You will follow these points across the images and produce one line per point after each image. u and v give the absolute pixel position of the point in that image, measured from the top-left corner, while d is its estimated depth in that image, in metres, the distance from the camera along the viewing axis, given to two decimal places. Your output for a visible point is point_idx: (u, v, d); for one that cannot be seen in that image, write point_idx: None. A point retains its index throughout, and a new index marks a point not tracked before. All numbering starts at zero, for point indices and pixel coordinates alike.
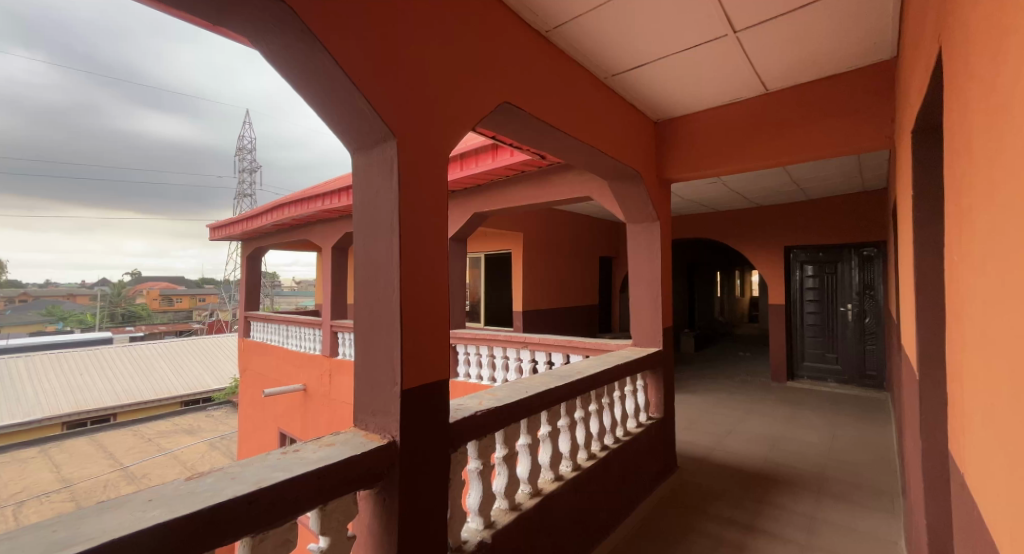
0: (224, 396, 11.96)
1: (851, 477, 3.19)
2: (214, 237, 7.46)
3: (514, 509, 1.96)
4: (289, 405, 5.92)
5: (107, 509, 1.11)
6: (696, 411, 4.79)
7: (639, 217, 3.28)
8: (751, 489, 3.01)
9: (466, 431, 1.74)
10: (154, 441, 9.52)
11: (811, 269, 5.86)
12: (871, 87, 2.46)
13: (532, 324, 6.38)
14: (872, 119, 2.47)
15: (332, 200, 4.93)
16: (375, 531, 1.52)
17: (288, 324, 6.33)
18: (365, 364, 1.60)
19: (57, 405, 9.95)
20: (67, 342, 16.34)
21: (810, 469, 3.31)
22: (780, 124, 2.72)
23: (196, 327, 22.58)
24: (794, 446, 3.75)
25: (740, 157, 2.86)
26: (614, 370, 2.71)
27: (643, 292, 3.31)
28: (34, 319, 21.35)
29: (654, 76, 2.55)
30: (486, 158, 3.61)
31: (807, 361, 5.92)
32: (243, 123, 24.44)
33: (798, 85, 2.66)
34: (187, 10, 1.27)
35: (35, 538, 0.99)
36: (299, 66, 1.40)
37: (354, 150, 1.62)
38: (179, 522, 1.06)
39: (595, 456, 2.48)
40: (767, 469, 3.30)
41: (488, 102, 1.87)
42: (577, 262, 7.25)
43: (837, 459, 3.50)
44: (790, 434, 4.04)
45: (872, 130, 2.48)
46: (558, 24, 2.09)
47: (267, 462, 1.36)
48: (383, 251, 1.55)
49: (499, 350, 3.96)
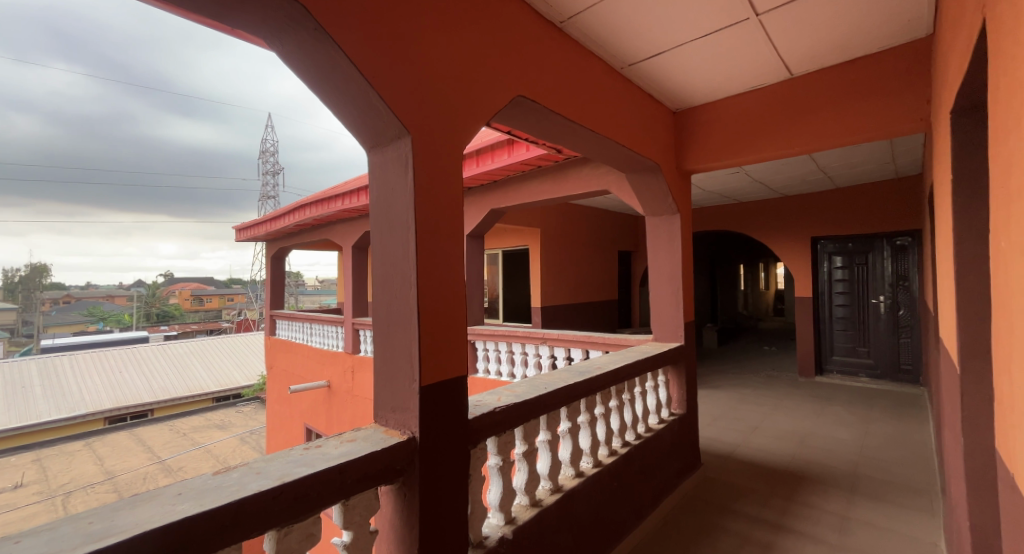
0: (253, 393, 12.26)
1: (887, 475, 3.08)
2: (240, 238, 7.64)
3: (535, 505, 1.96)
4: (314, 401, 6.04)
5: (140, 502, 1.14)
6: (721, 407, 4.71)
7: (659, 210, 3.23)
8: (778, 488, 2.94)
9: (486, 427, 1.75)
10: (189, 435, 9.84)
11: (840, 260, 5.68)
12: (903, 68, 2.37)
13: (551, 320, 6.37)
14: (906, 101, 2.38)
15: (352, 199, 5.01)
16: (398, 526, 1.54)
17: (312, 321, 6.46)
18: (385, 361, 1.62)
19: (98, 401, 10.36)
20: (109, 340, 17.10)
21: (841, 467, 3.22)
22: (807, 111, 2.63)
23: (225, 326, 23.20)
24: (824, 443, 3.65)
25: (762, 146, 2.78)
26: (635, 365, 2.67)
27: (664, 285, 3.26)
28: (77, 320, 22.29)
29: (672, 63, 2.50)
30: (502, 153, 3.60)
31: (836, 356, 5.75)
32: (267, 127, 24.94)
33: (821, 70, 2.58)
34: (202, 10, 1.29)
35: (72, 529, 1.02)
36: (312, 63, 1.41)
37: (370, 148, 1.63)
38: (207, 515, 1.09)
39: (616, 452, 2.46)
40: (796, 467, 3.23)
41: (503, 97, 1.86)
42: (595, 257, 7.19)
43: (871, 456, 3.39)
44: (821, 430, 3.94)
45: (905, 113, 2.38)
46: (573, 14, 2.06)
47: (289, 458, 1.39)
48: (399, 248, 1.55)
49: (518, 345, 3.96)
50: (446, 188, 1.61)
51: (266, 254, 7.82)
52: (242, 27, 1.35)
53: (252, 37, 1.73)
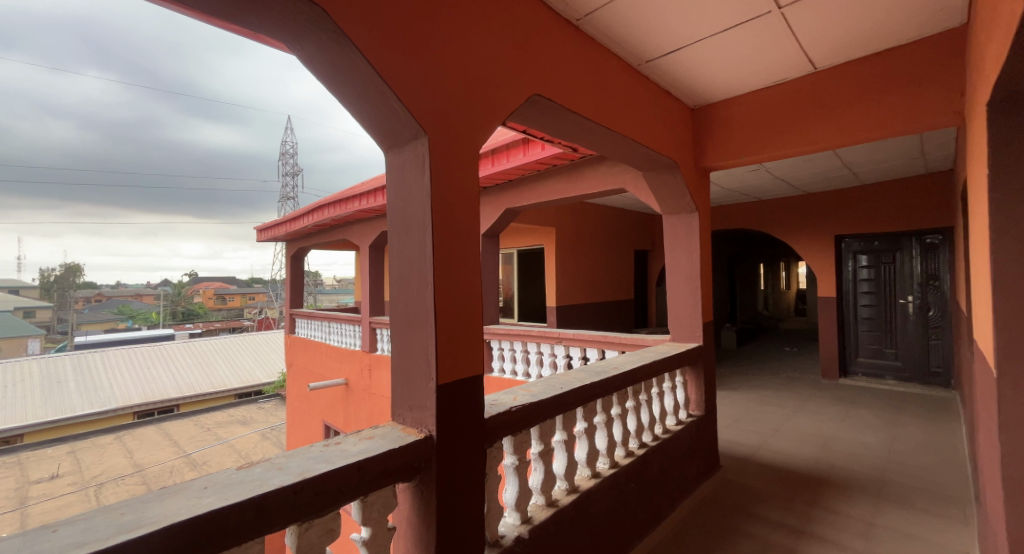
0: (274, 390, 12.49)
1: (917, 481, 3.01)
2: (261, 239, 7.80)
3: (551, 505, 1.96)
4: (332, 399, 6.13)
5: (168, 495, 1.18)
6: (740, 408, 4.65)
7: (677, 208, 3.20)
8: (799, 492, 2.89)
9: (502, 425, 1.76)
10: (212, 430, 10.07)
11: (866, 259, 5.55)
12: (934, 60, 2.30)
13: (566, 319, 6.35)
14: (938, 93, 2.31)
15: (369, 199, 5.07)
16: (415, 523, 1.56)
17: (330, 320, 6.57)
18: (402, 359, 1.64)
19: (127, 396, 10.70)
20: (137, 337, 17.65)
21: (867, 472, 3.14)
22: (834, 106, 2.57)
23: (247, 325, 23.67)
24: (848, 447, 3.57)
25: (785, 141, 2.74)
26: (651, 366, 2.65)
27: (681, 286, 3.22)
28: (107, 318, 23.04)
29: (691, 59, 2.47)
30: (518, 153, 3.61)
31: (861, 357, 5.62)
32: (286, 129, 25.31)
33: (848, 63, 2.52)
34: (225, 15, 1.32)
35: (106, 519, 1.07)
36: (332, 65, 1.44)
37: (388, 149, 1.65)
38: (231, 509, 1.12)
39: (634, 453, 2.45)
40: (819, 471, 3.17)
41: (519, 96, 1.86)
42: (611, 256, 7.15)
43: (899, 461, 3.31)
44: (845, 433, 3.85)
45: (938, 106, 2.31)
46: (590, 11, 2.06)
47: (310, 454, 1.42)
48: (416, 246, 1.57)
49: (533, 345, 3.97)
50: (462, 187, 1.63)
51: (285, 254, 7.96)
52: (265, 32, 1.39)
53: (273, 41, 1.78)
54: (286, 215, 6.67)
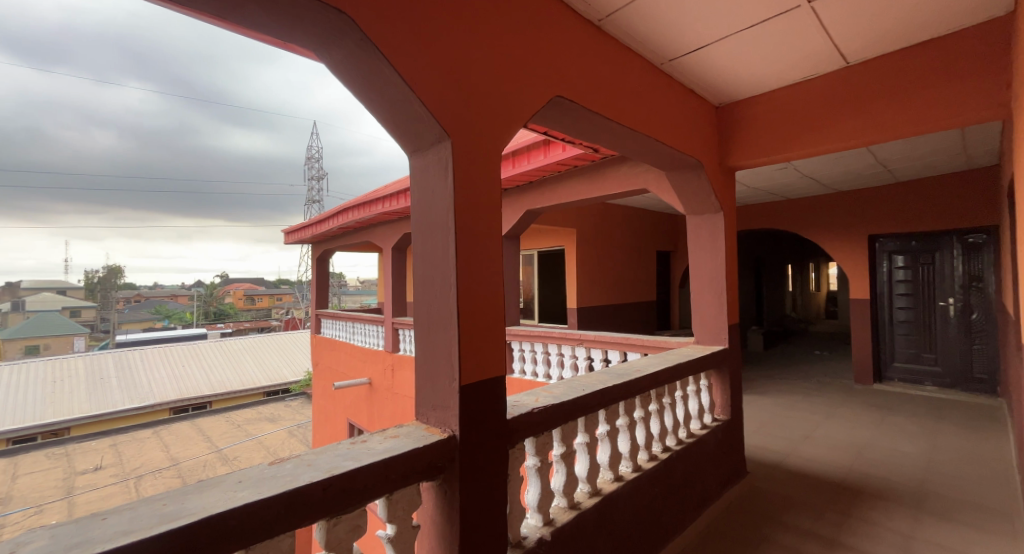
0: (300, 388, 12.77)
1: (960, 493, 2.89)
2: (288, 242, 8.00)
3: (574, 507, 1.96)
4: (356, 397, 6.24)
5: (206, 487, 1.24)
6: (767, 413, 4.55)
7: (701, 208, 3.16)
8: (831, 501, 2.81)
9: (524, 427, 1.77)
10: (242, 426, 10.35)
11: (902, 260, 5.37)
12: (978, 50, 2.22)
13: (588, 321, 6.32)
14: (982, 85, 2.22)
15: (392, 202, 5.15)
16: (438, 522, 1.58)
17: (354, 321, 6.70)
18: (425, 359, 1.66)
19: (163, 393, 11.13)
20: (172, 335, 18.35)
21: (904, 482, 3.04)
22: (870, 101, 2.50)
23: (275, 325, 24.27)
24: (884, 456, 3.45)
25: (818, 138, 2.67)
26: (675, 369, 2.62)
27: (706, 288, 3.18)
28: (145, 317, 24.01)
29: (715, 57, 2.45)
30: (538, 154, 3.62)
31: (897, 362, 5.43)
32: (312, 134, 25.83)
33: (881, 56, 2.46)
34: (259, 27, 1.38)
35: (150, 509, 1.12)
36: (358, 71, 1.48)
37: (412, 152, 1.68)
38: (265, 503, 1.16)
39: (657, 457, 2.43)
40: (852, 480, 3.08)
41: (541, 97, 1.87)
42: (633, 257, 7.09)
43: (940, 472, 3.19)
44: (881, 442, 3.73)
45: (983, 99, 2.21)
46: (612, 11, 2.05)
47: (338, 451, 1.46)
48: (440, 248, 1.60)
49: (554, 347, 3.97)
50: (485, 189, 1.64)
51: (311, 256, 8.15)
52: (294, 41, 1.44)
53: (302, 50, 1.84)
54: (312, 218, 6.84)
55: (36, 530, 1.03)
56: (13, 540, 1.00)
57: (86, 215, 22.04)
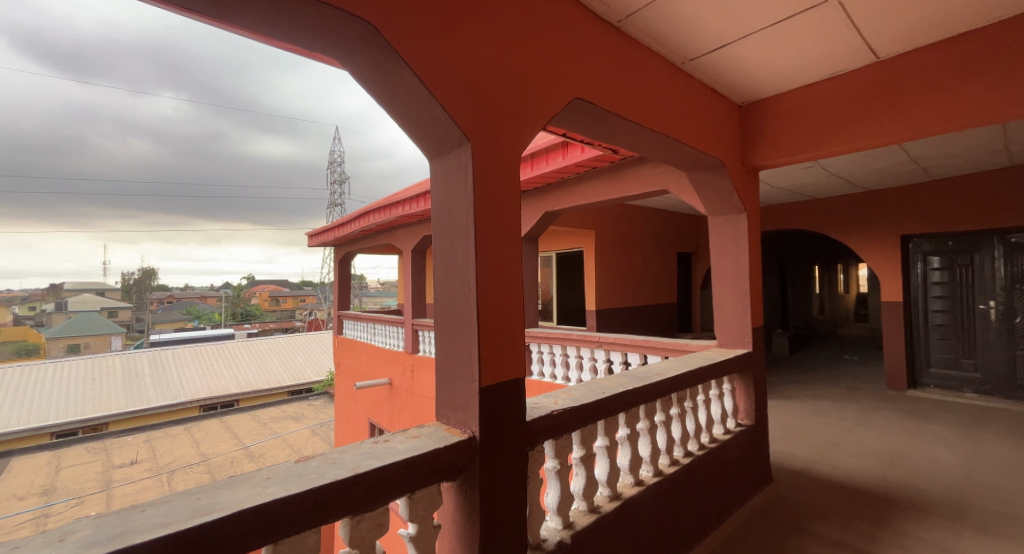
0: (323, 388, 13.00)
1: (1002, 506, 2.77)
2: (311, 244, 8.18)
3: (593, 511, 1.96)
4: (377, 398, 6.33)
5: (237, 482, 1.28)
6: (792, 419, 4.45)
7: (724, 209, 3.12)
8: (861, 511, 2.74)
9: (543, 429, 1.77)
10: (268, 424, 10.59)
11: (938, 261, 5.18)
12: (1016, 42, 2.13)
13: (607, 323, 6.28)
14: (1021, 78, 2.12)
15: (412, 205, 5.22)
16: (459, 522, 1.60)
17: (375, 322, 6.81)
18: (446, 361, 1.69)
19: (193, 390, 11.50)
20: (202, 335, 18.92)
21: (941, 493, 2.93)
22: (901, 98, 2.42)
23: (299, 325, 24.78)
24: (918, 465, 3.34)
25: (845, 137, 2.61)
26: (697, 372, 2.59)
27: (729, 291, 3.13)
28: (177, 318, 24.85)
29: (737, 55, 2.42)
30: (557, 156, 3.63)
31: (933, 368, 5.25)
32: (335, 139, 26.28)
33: (913, 50, 2.39)
34: (287, 38, 1.43)
35: (185, 503, 1.17)
36: (381, 78, 1.51)
37: (433, 156, 1.71)
38: (292, 498, 1.19)
39: (679, 462, 2.40)
40: (885, 489, 2.99)
41: (559, 100, 1.88)
42: (653, 259, 7.03)
43: (980, 483, 3.07)
44: (915, 451, 3.61)
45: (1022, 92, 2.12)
46: (632, 12, 2.05)
47: (361, 450, 1.49)
48: (460, 250, 1.62)
49: (572, 349, 3.96)
50: (504, 191, 1.66)
51: (334, 258, 8.31)
52: (319, 50, 1.48)
53: (326, 58, 1.89)
54: (334, 221, 6.99)
55: (81, 519, 1.09)
56: (61, 529, 1.06)
57: (123, 219, 22.95)
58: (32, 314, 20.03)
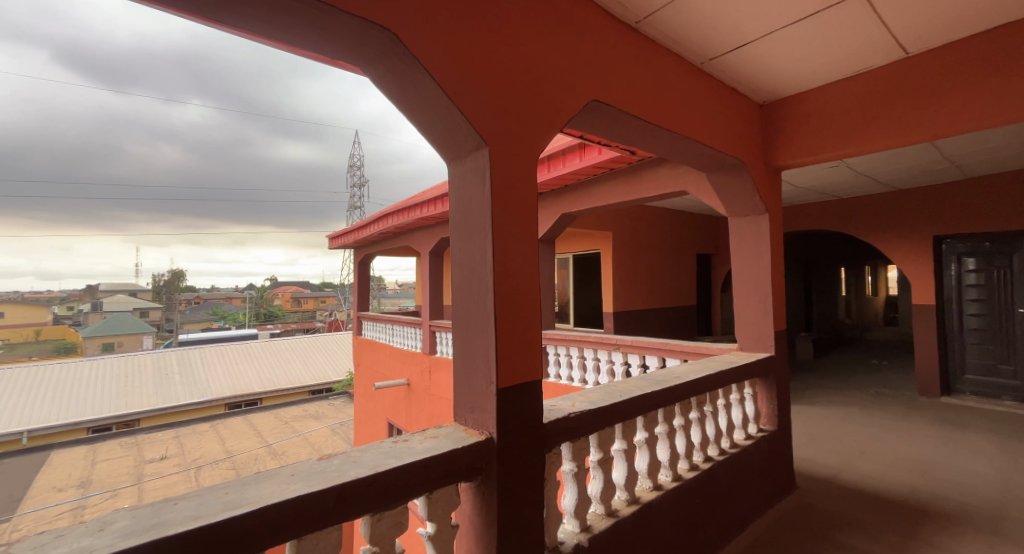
0: (343, 388, 13.19)
1: None
2: (331, 247, 8.33)
3: (611, 515, 1.96)
4: (396, 398, 6.40)
5: (263, 478, 1.32)
6: (817, 425, 4.36)
7: (744, 210, 3.07)
8: (892, 522, 2.67)
9: (560, 432, 1.78)
10: (290, 423, 10.78)
11: (974, 262, 5.00)
12: None
13: (624, 326, 6.24)
14: None
15: (430, 207, 5.27)
16: (477, 523, 1.61)
17: (394, 323, 6.89)
18: (464, 362, 1.71)
19: (219, 389, 11.81)
20: (226, 334, 19.41)
21: (976, 505, 2.84)
22: (929, 95, 2.37)
23: (320, 326, 25.19)
24: (953, 476, 3.24)
25: (869, 136, 2.56)
26: (717, 376, 2.56)
27: (750, 294, 3.09)
28: (203, 318, 25.56)
29: (757, 54, 2.39)
30: (574, 158, 3.63)
31: (968, 374, 5.09)
32: (355, 143, 26.70)
33: (941, 47, 2.34)
34: (310, 46, 1.46)
35: (214, 497, 1.21)
36: (401, 84, 1.54)
37: (451, 160, 1.73)
38: (315, 496, 1.23)
39: (698, 467, 2.38)
40: (917, 499, 2.91)
41: (576, 103, 1.89)
42: (671, 261, 6.96)
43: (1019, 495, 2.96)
44: (949, 460, 3.50)
45: None
46: (650, 12, 2.05)
47: (381, 449, 1.53)
48: (477, 252, 1.64)
49: (589, 351, 3.94)
50: (520, 194, 1.67)
51: (353, 260, 8.44)
52: (342, 58, 1.52)
53: (347, 64, 1.94)
54: (354, 223, 7.11)
55: (119, 511, 1.14)
56: (100, 519, 1.11)
57: (153, 223, 23.74)
58: (69, 314, 20.90)
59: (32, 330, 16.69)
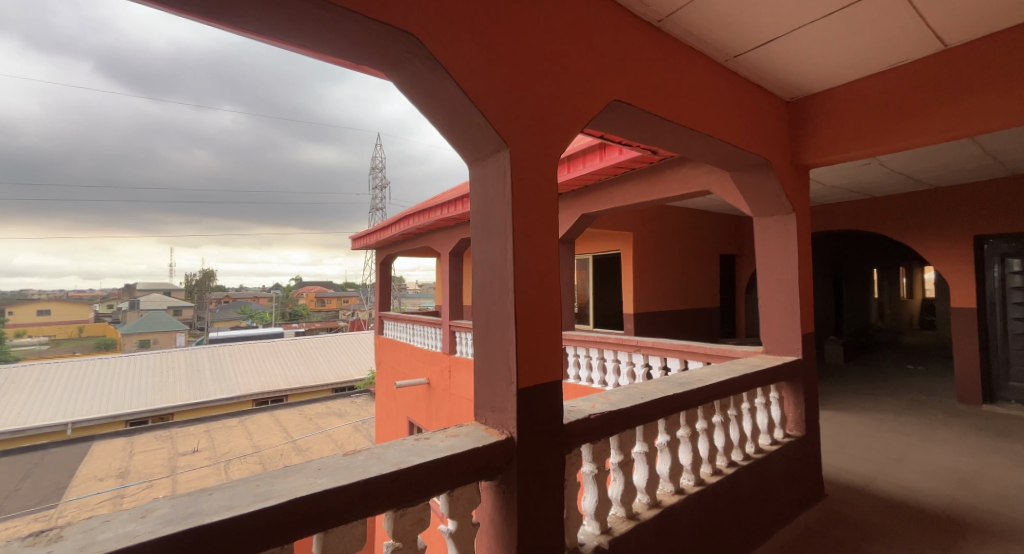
0: (365, 386, 13.37)
1: None
2: (354, 248, 8.48)
3: (632, 518, 1.95)
4: (416, 397, 6.47)
5: (291, 472, 1.36)
6: (847, 432, 4.24)
7: (771, 209, 3.01)
8: (928, 533, 2.58)
9: (580, 433, 1.78)
10: (314, 420, 10.99)
11: (1018, 263, 4.77)
12: None
13: (646, 327, 6.18)
14: None
15: (450, 209, 5.31)
16: (498, 522, 1.63)
17: (414, 322, 6.98)
18: (484, 361, 1.72)
19: (247, 386, 12.14)
20: (254, 333, 19.93)
21: (1020, 518, 2.72)
22: (964, 90, 2.30)
23: (343, 325, 25.61)
24: (996, 488, 3.09)
25: (901, 133, 2.49)
26: (741, 379, 2.52)
27: (776, 296, 3.03)
28: (232, 316, 26.31)
29: (783, 50, 2.35)
30: (594, 158, 3.62)
31: (1012, 382, 4.87)
32: (378, 145, 27.07)
33: (983, 37, 2.25)
34: (335, 52, 1.50)
35: (246, 489, 1.25)
36: (423, 87, 1.57)
37: (472, 161, 1.75)
38: (341, 490, 1.26)
39: (721, 471, 2.35)
40: (954, 512, 2.80)
41: (597, 104, 1.89)
42: (694, 262, 6.86)
43: None
44: (991, 471, 3.36)
45: None
46: (672, 11, 2.04)
47: (404, 446, 1.55)
48: (498, 253, 1.66)
49: (609, 353, 3.92)
50: (541, 194, 1.68)
51: (375, 260, 8.57)
52: (366, 63, 1.56)
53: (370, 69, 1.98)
54: (376, 225, 7.21)
55: (159, 499, 1.19)
56: (142, 507, 1.16)
57: (185, 224, 24.56)
58: (108, 311, 21.79)
59: (75, 327, 17.54)
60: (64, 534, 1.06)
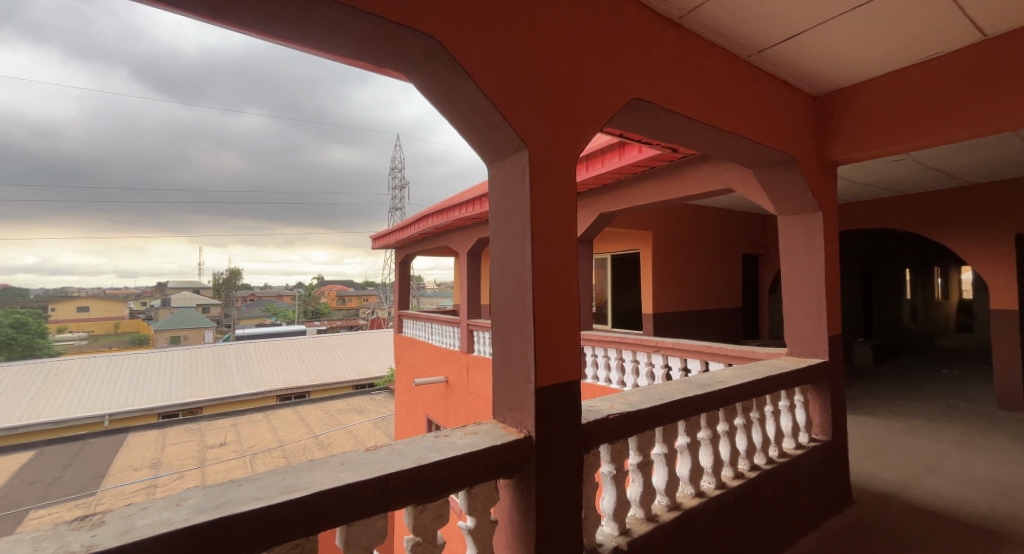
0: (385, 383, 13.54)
1: None
2: (375, 247, 8.60)
3: (651, 519, 1.94)
4: (435, 395, 6.53)
5: (316, 466, 1.40)
6: (876, 437, 4.13)
7: (796, 208, 2.95)
8: (961, 543, 2.50)
9: (599, 433, 1.78)
10: (335, 416, 11.18)
11: None
12: None
13: (666, 327, 6.12)
14: None
15: (469, 208, 5.34)
16: (516, 519, 1.64)
17: (433, 321, 7.04)
18: (503, 360, 1.74)
19: (271, 382, 12.44)
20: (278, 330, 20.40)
21: None
22: (1000, 83, 2.23)
23: (363, 323, 25.97)
24: None
25: (932, 128, 2.43)
26: (764, 381, 2.49)
27: (801, 297, 2.97)
28: (257, 314, 26.96)
29: (810, 44, 2.30)
30: (613, 157, 3.61)
31: None
32: (397, 146, 27.41)
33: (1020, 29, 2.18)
34: (357, 54, 1.53)
35: (273, 481, 1.29)
36: (443, 89, 1.59)
37: (491, 161, 1.77)
38: (363, 484, 1.29)
39: (743, 474, 2.32)
40: (993, 522, 2.71)
41: (617, 102, 1.88)
42: (714, 262, 6.77)
43: None
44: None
45: None
46: (694, 8, 2.02)
47: (423, 443, 1.58)
48: (516, 253, 1.67)
49: (628, 353, 3.89)
50: (560, 194, 1.69)
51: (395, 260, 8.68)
52: (387, 66, 1.58)
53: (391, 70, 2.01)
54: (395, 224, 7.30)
55: (192, 488, 1.24)
56: (176, 495, 1.21)
57: (213, 224, 25.30)
58: (141, 308, 22.60)
59: (111, 323, 18.27)
60: (106, 519, 1.11)
